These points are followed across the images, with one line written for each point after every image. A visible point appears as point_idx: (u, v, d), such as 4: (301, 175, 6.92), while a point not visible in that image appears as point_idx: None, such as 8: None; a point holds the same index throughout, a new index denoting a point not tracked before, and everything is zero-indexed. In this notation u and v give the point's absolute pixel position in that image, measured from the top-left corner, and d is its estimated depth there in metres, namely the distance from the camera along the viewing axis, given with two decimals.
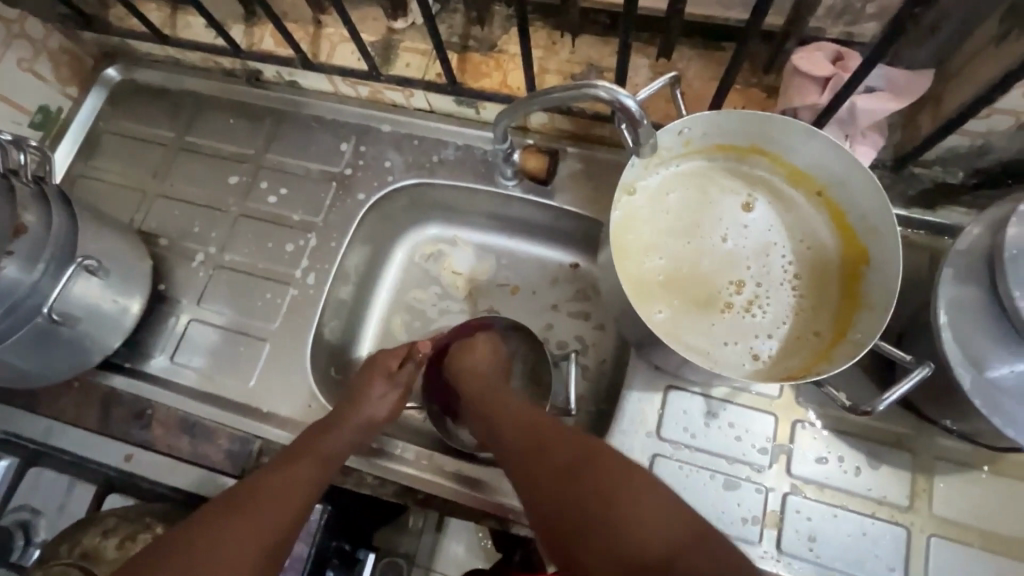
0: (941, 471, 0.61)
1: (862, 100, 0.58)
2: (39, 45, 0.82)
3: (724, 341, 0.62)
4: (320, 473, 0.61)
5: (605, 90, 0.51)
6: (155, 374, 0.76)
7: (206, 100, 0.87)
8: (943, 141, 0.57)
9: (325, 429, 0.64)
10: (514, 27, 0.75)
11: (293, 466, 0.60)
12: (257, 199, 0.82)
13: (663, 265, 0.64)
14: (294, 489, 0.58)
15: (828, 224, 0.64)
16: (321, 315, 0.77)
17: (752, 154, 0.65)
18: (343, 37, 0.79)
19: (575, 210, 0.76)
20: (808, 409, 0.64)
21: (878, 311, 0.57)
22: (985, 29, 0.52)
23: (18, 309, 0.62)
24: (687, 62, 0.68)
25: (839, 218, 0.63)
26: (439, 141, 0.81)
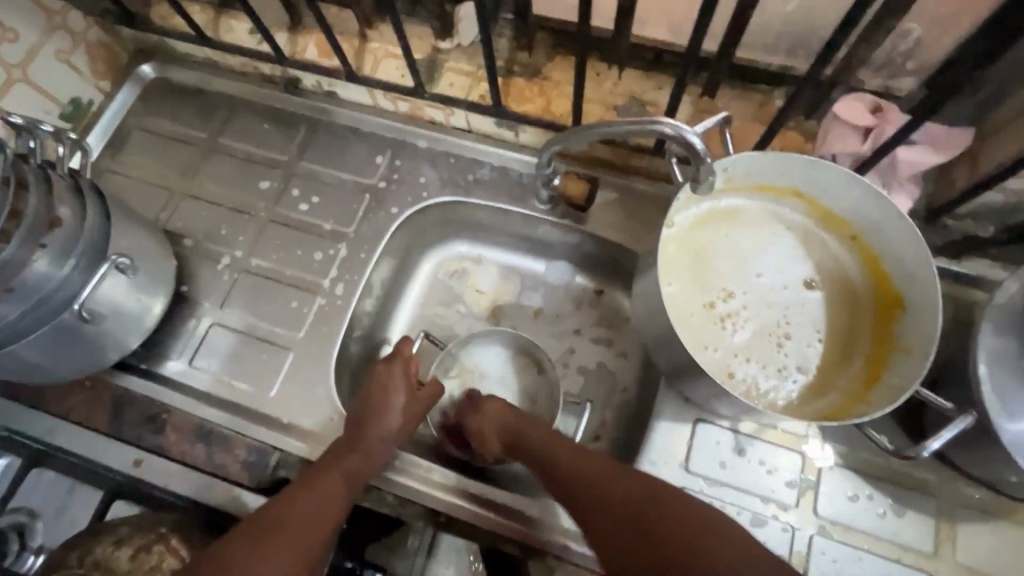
0: (964, 518, 0.62)
1: (903, 151, 0.60)
2: (78, 38, 0.81)
3: (720, 359, 0.63)
4: (345, 493, 0.61)
5: (670, 126, 0.51)
6: (170, 378, 0.74)
7: (241, 103, 0.87)
8: (980, 195, 0.59)
9: (354, 448, 0.63)
10: (560, 55, 0.76)
11: (322, 486, 0.60)
12: (287, 204, 0.82)
13: (685, 270, 0.65)
14: (326, 511, 0.59)
15: (866, 277, 0.66)
16: (348, 326, 0.76)
17: (789, 195, 0.66)
18: (388, 52, 0.79)
19: (607, 237, 0.77)
20: (836, 449, 0.64)
21: (915, 357, 0.58)
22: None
23: (44, 304, 0.61)
24: (729, 101, 0.70)
25: (879, 272, 0.64)
26: (476, 160, 0.81)
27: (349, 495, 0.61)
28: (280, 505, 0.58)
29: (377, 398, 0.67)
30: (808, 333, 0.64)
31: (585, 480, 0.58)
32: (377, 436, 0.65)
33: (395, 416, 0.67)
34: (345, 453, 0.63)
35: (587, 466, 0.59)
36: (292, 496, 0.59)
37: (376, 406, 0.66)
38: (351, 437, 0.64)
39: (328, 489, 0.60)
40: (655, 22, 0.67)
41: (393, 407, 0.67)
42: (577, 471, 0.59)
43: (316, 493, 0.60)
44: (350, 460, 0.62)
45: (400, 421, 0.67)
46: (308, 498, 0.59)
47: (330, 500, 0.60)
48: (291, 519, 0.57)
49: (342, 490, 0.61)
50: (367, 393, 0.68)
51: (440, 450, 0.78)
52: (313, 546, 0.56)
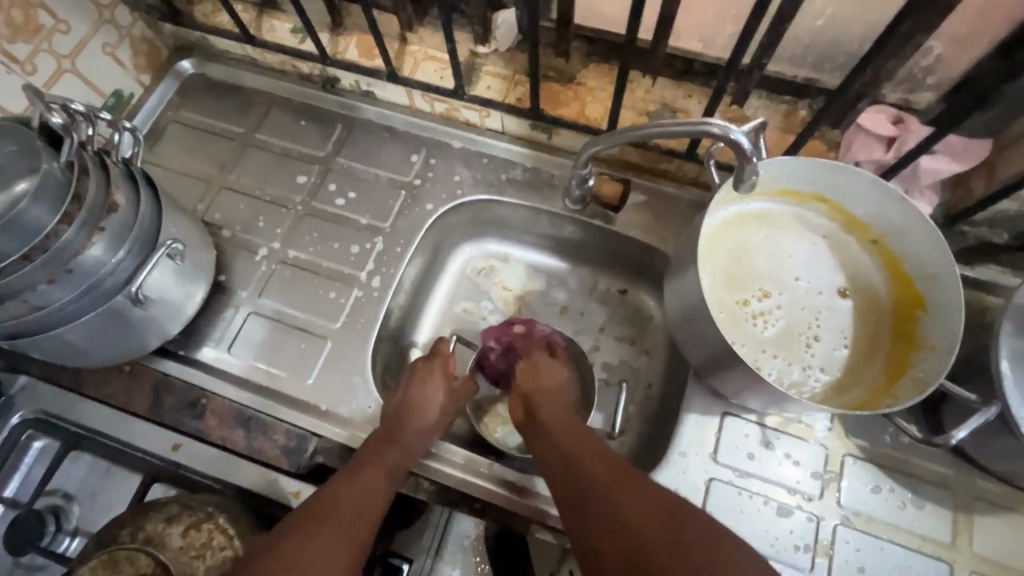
0: (979, 510, 0.64)
1: (925, 160, 0.64)
2: (124, 32, 0.83)
3: (751, 351, 0.65)
4: (387, 485, 0.63)
5: (718, 127, 0.54)
6: (207, 364, 0.75)
7: (279, 100, 0.90)
8: (996, 203, 0.63)
9: (393, 441, 0.65)
10: (594, 62, 0.79)
11: (365, 478, 0.62)
12: (324, 199, 0.84)
13: (724, 268, 0.69)
14: (370, 503, 0.60)
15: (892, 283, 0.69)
16: (383, 318, 0.78)
17: (815, 201, 0.70)
18: (428, 54, 0.82)
19: (636, 237, 0.80)
20: (858, 444, 0.67)
21: (938, 354, 0.61)
22: None
23: (98, 288, 0.62)
24: (756, 110, 0.74)
25: (903, 278, 0.68)
26: (508, 161, 0.84)
27: (391, 488, 0.63)
28: (327, 496, 0.59)
29: (416, 390, 0.70)
30: (833, 331, 0.68)
31: (582, 481, 0.57)
32: (415, 430, 0.67)
33: (432, 409, 0.69)
34: (386, 446, 0.65)
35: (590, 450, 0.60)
36: (335, 488, 0.60)
37: (412, 400, 0.68)
38: (387, 429, 0.66)
39: (369, 480, 0.62)
40: (690, 34, 0.71)
41: (430, 401, 0.69)
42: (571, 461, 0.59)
43: (360, 484, 0.61)
44: (392, 453, 0.65)
45: (437, 415, 0.69)
46: (352, 491, 0.60)
47: (371, 492, 0.61)
48: (337, 509, 0.58)
49: (384, 482, 0.63)
50: (403, 387, 0.70)
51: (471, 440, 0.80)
52: (356, 539, 0.57)
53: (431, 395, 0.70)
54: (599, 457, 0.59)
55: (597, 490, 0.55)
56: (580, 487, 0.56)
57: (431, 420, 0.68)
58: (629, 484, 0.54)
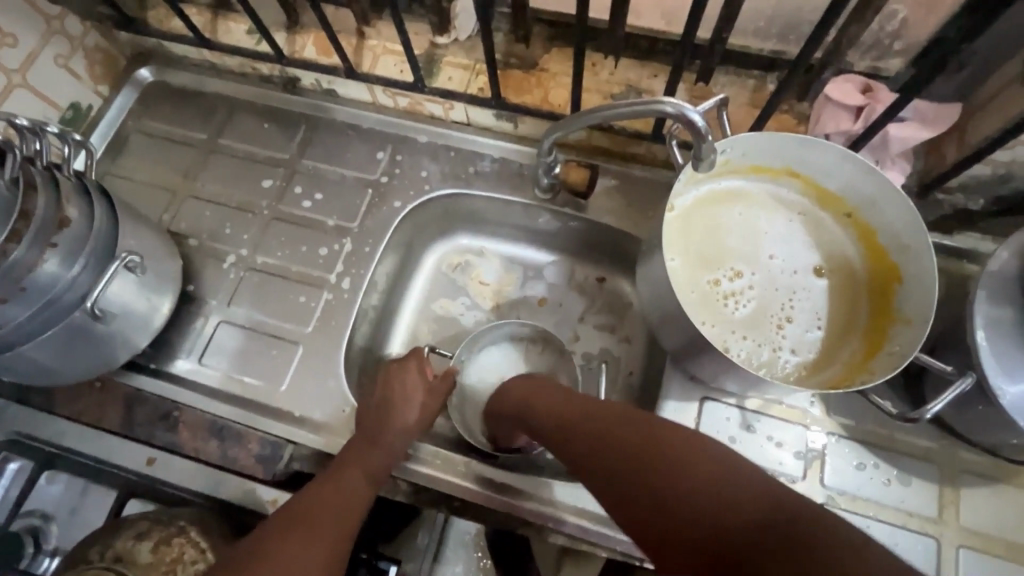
0: (966, 483, 0.63)
1: (894, 129, 0.63)
2: (76, 42, 0.82)
3: (719, 330, 0.64)
4: (367, 488, 0.62)
5: (671, 105, 0.53)
6: (180, 376, 0.75)
7: (241, 104, 0.88)
8: (968, 169, 0.61)
9: (374, 444, 0.64)
10: (556, 47, 0.77)
11: (346, 481, 0.61)
12: (290, 202, 0.82)
13: (691, 249, 0.67)
14: (350, 506, 0.60)
15: (869, 263, 0.67)
16: (354, 319, 0.77)
17: (785, 176, 0.68)
18: (387, 48, 0.80)
19: (608, 224, 0.79)
20: (839, 422, 0.66)
21: (914, 326, 0.60)
22: (1010, 67, 0.56)
23: (55, 304, 0.61)
24: (722, 87, 0.72)
25: (882, 256, 0.66)
26: (475, 153, 0.82)
27: (372, 491, 0.63)
28: (305, 499, 0.59)
29: (398, 389, 0.69)
30: (809, 308, 0.66)
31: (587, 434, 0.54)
32: (396, 431, 0.66)
33: (414, 407, 0.68)
34: (369, 448, 0.64)
35: (585, 413, 0.56)
36: (314, 493, 0.60)
37: (394, 401, 0.67)
38: (369, 432, 0.65)
39: (349, 483, 0.61)
40: (650, 12, 0.69)
41: (412, 402, 0.68)
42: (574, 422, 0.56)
43: (341, 487, 0.61)
44: (374, 455, 0.64)
45: (420, 413, 0.68)
46: (330, 495, 0.60)
47: (352, 495, 0.61)
48: (315, 514, 0.58)
49: (364, 485, 0.62)
50: (385, 388, 0.69)
51: (451, 438, 0.78)
52: (335, 543, 0.57)
53: (413, 395, 0.69)
54: (599, 418, 0.55)
55: (621, 437, 0.51)
56: (575, 450, 0.54)
57: (415, 417, 0.68)
58: (623, 438, 0.51)
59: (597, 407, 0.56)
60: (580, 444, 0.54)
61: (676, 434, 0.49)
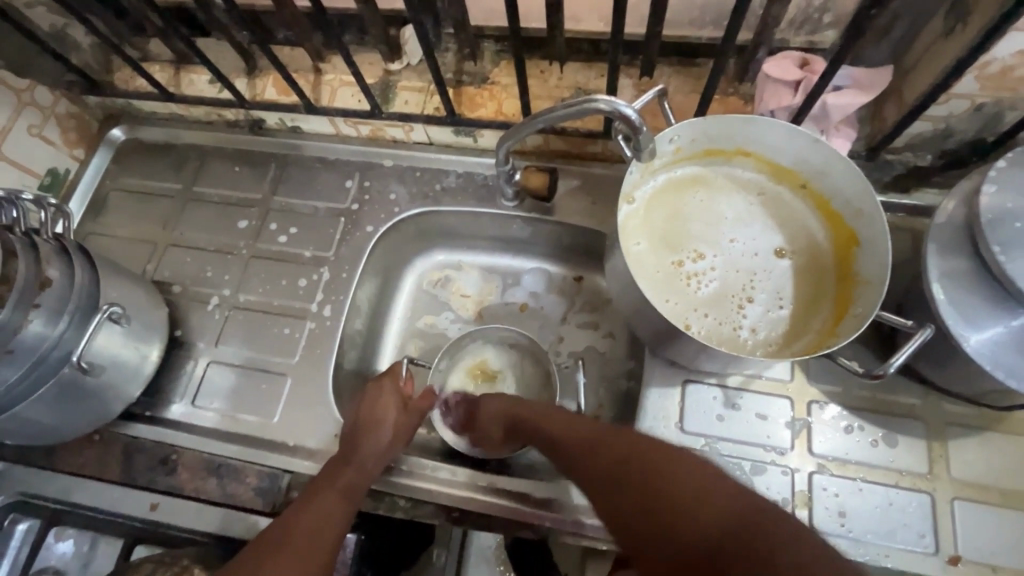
0: (953, 435, 0.64)
1: (832, 97, 0.64)
2: (48, 111, 0.85)
3: (681, 309, 0.65)
4: (344, 505, 0.63)
5: (605, 102, 0.55)
6: (176, 421, 0.76)
7: (211, 151, 0.91)
8: (909, 127, 0.62)
9: (347, 461, 0.65)
10: (504, 60, 0.80)
11: (321, 502, 0.63)
12: (267, 239, 0.85)
13: (654, 236, 0.69)
14: (328, 525, 0.61)
15: (829, 238, 0.69)
16: (339, 345, 0.78)
17: (737, 156, 0.70)
18: (343, 81, 0.83)
19: (576, 223, 0.80)
20: (821, 389, 0.67)
21: (874, 287, 0.61)
22: (932, 26, 0.58)
23: (44, 362, 0.63)
24: (668, 78, 0.74)
25: (841, 232, 0.67)
26: (440, 170, 0.85)
27: (349, 508, 0.64)
28: (282, 525, 0.60)
29: (369, 408, 0.70)
30: (774, 281, 0.67)
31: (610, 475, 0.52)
32: (370, 448, 0.67)
33: (388, 424, 0.69)
34: (343, 468, 0.65)
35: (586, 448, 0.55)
36: (290, 518, 0.61)
37: (367, 418, 0.69)
38: (345, 452, 0.66)
39: (325, 502, 0.63)
40: (587, 15, 0.72)
41: (385, 417, 0.70)
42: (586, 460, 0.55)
43: (318, 508, 0.62)
44: (348, 473, 0.65)
45: (393, 430, 0.69)
46: (307, 515, 0.61)
47: (329, 515, 0.62)
48: (291, 533, 0.59)
49: (341, 504, 0.63)
50: (359, 408, 0.71)
51: (447, 451, 0.79)
52: (316, 561, 0.58)
53: (386, 413, 0.70)
54: (623, 444, 0.53)
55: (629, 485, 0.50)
56: (610, 486, 0.51)
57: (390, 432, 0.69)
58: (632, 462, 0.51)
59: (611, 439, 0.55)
60: (598, 478, 0.52)
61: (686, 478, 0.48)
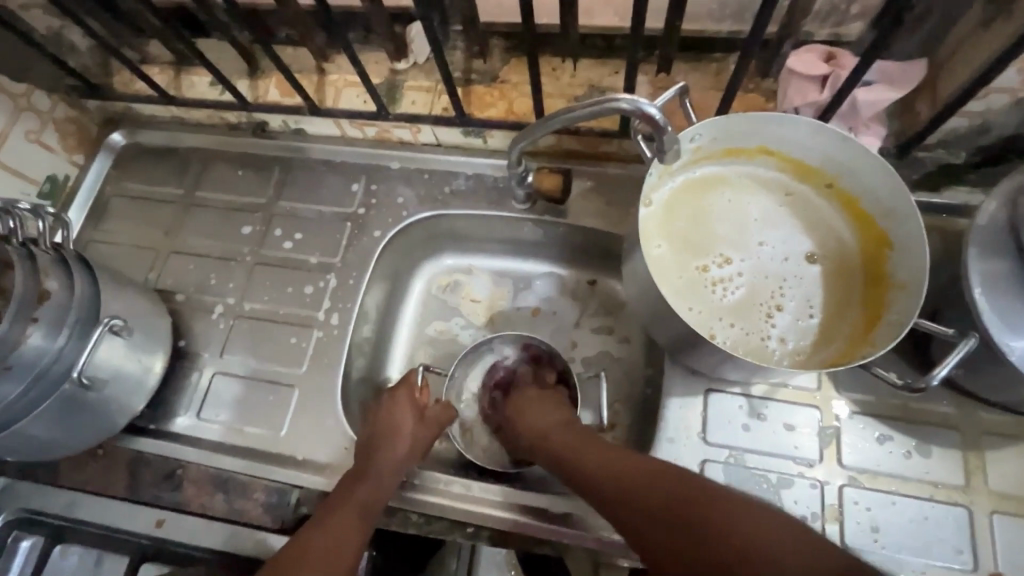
0: (990, 446, 0.61)
1: (863, 93, 0.61)
2: (46, 116, 0.83)
3: (705, 317, 0.63)
4: (361, 523, 0.61)
5: (626, 102, 0.53)
6: (182, 434, 0.74)
7: (213, 155, 0.88)
8: (944, 124, 0.59)
9: (363, 477, 0.63)
10: (514, 58, 0.77)
11: (335, 519, 0.60)
12: (271, 245, 0.82)
13: (676, 239, 0.66)
14: (343, 544, 0.59)
15: (858, 239, 0.66)
16: (348, 354, 0.76)
17: (760, 155, 0.67)
18: (348, 81, 0.81)
19: (590, 225, 0.78)
20: (850, 398, 0.64)
21: (910, 291, 0.58)
22: (969, 18, 0.55)
23: (44, 378, 0.61)
24: (686, 74, 0.70)
25: (871, 233, 0.64)
26: (449, 172, 0.82)
27: (365, 526, 0.61)
28: (294, 544, 0.58)
29: (383, 420, 0.68)
30: (801, 286, 0.65)
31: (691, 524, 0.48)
32: (385, 463, 0.65)
33: (405, 438, 0.67)
34: (357, 483, 0.63)
35: (615, 472, 0.56)
36: (304, 537, 0.59)
37: (383, 430, 0.67)
38: (359, 466, 0.64)
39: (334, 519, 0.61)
40: (602, 9, 0.69)
41: (399, 429, 0.68)
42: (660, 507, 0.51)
43: (332, 526, 0.60)
44: (363, 489, 0.63)
45: (409, 444, 0.67)
46: (321, 534, 0.59)
47: (343, 534, 0.60)
48: (307, 554, 0.57)
49: (356, 520, 0.61)
50: (374, 421, 0.69)
51: (460, 462, 0.77)
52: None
53: (401, 425, 0.68)
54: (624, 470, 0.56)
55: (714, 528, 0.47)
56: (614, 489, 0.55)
57: (407, 447, 0.67)
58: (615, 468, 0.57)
59: (700, 486, 0.51)
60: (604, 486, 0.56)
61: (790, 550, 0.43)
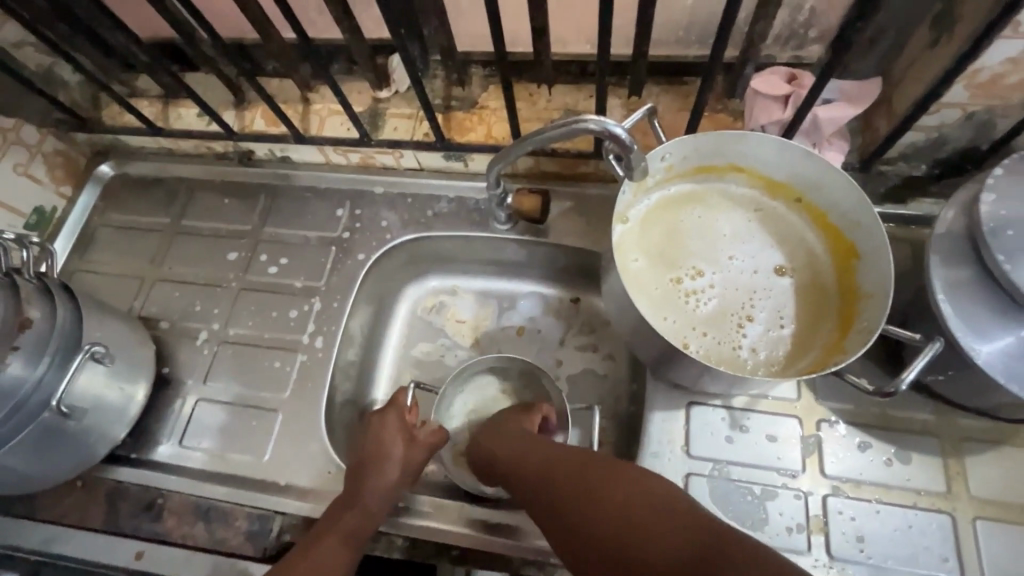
0: (970, 452, 0.61)
1: (822, 110, 0.63)
2: (34, 149, 0.84)
3: (682, 329, 0.64)
4: (345, 552, 0.61)
5: (593, 122, 0.55)
6: (163, 462, 0.73)
7: (200, 184, 0.90)
8: (902, 138, 0.62)
9: (351, 505, 0.63)
10: (492, 85, 0.80)
11: (318, 547, 0.60)
12: (256, 270, 0.83)
13: (652, 254, 0.67)
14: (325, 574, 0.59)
15: (827, 250, 0.68)
16: (332, 377, 0.76)
17: (730, 172, 0.69)
18: (332, 111, 0.83)
19: (570, 244, 0.79)
20: (829, 408, 0.64)
21: (878, 299, 0.60)
22: (917, 39, 0.58)
23: (23, 406, 0.61)
24: (657, 97, 0.73)
25: (839, 244, 0.66)
26: (432, 196, 0.84)
27: (350, 555, 0.61)
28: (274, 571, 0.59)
29: (371, 445, 0.68)
30: (775, 297, 0.66)
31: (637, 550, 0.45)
32: (373, 491, 0.64)
33: (394, 464, 0.66)
34: (344, 510, 0.63)
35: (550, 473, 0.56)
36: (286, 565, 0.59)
37: (371, 455, 0.66)
38: (347, 493, 0.64)
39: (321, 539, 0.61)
40: (574, 38, 0.72)
41: (387, 449, 0.67)
42: (607, 531, 0.47)
43: (315, 554, 0.59)
44: (349, 517, 0.62)
45: (399, 469, 0.66)
46: (304, 562, 0.59)
47: (326, 563, 0.59)
48: None
49: (344, 545, 0.61)
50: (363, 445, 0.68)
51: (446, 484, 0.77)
52: None
53: (389, 450, 0.67)
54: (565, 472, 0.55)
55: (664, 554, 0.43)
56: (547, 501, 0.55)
57: (397, 475, 0.66)
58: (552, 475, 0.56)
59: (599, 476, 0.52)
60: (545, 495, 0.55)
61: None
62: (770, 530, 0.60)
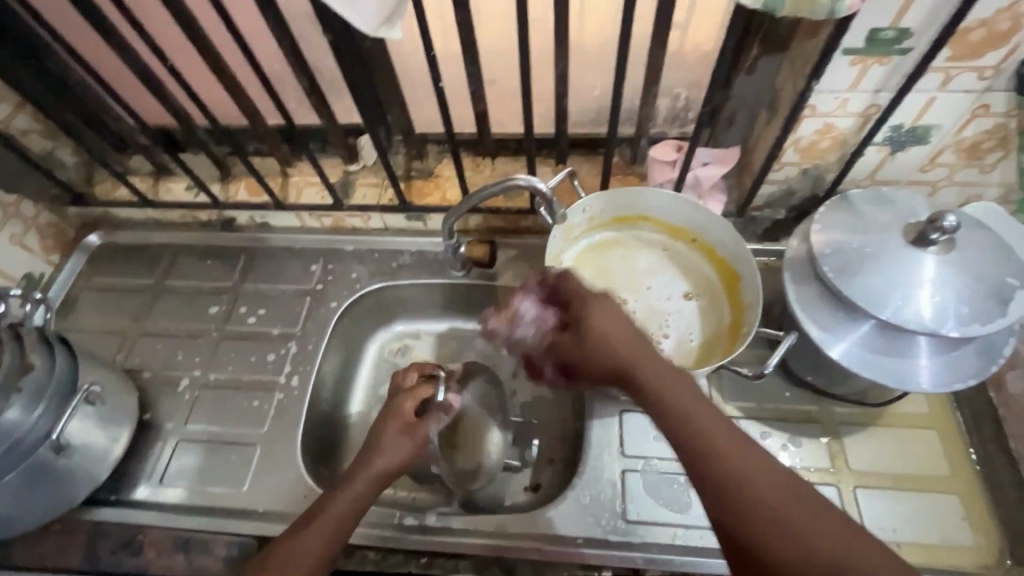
0: (846, 433, 0.75)
1: (701, 170, 0.83)
2: (30, 222, 0.93)
3: None
4: (343, 521, 0.65)
5: (523, 180, 0.70)
6: (141, 501, 0.77)
7: (184, 248, 1.00)
8: (761, 189, 0.81)
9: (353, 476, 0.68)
10: (446, 159, 0.96)
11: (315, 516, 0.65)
12: (236, 321, 0.92)
13: (581, 288, 0.82)
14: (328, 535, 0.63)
15: (720, 278, 0.84)
16: (307, 412, 0.84)
17: (640, 220, 0.86)
18: (308, 182, 0.97)
19: (517, 286, 0.93)
20: (735, 407, 0.78)
21: (754, 312, 0.76)
22: (759, 118, 0.79)
23: (19, 443, 0.66)
24: (579, 164, 0.91)
25: (727, 272, 0.83)
26: (397, 250, 0.97)
27: (352, 519, 0.65)
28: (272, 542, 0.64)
29: (381, 424, 0.74)
30: (680, 317, 0.81)
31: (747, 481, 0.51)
32: (375, 463, 0.69)
33: (402, 437, 0.72)
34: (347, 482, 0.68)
35: (675, 399, 0.56)
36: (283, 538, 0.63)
37: (378, 432, 0.73)
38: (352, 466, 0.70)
39: (308, 551, 0.61)
40: (509, 121, 0.90)
41: (386, 439, 0.72)
42: (737, 478, 0.51)
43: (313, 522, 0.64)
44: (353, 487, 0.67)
45: (407, 446, 0.72)
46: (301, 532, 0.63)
47: (324, 529, 0.63)
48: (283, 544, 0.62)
49: (342, 518, 0.64)
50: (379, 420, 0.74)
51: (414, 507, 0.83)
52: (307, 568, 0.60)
53: (398, 423, 0.74)
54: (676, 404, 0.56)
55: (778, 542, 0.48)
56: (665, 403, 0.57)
57: (399, 452, 0.71)
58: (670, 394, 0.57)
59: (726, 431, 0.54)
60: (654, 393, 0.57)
61: (780, 490, 0.51)
62: (695, 512, 0.71)
